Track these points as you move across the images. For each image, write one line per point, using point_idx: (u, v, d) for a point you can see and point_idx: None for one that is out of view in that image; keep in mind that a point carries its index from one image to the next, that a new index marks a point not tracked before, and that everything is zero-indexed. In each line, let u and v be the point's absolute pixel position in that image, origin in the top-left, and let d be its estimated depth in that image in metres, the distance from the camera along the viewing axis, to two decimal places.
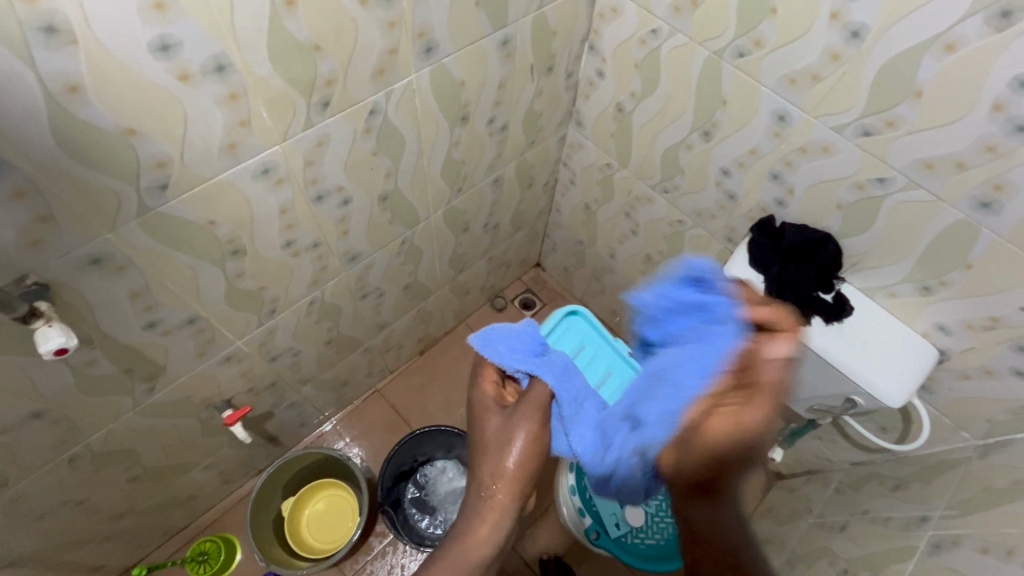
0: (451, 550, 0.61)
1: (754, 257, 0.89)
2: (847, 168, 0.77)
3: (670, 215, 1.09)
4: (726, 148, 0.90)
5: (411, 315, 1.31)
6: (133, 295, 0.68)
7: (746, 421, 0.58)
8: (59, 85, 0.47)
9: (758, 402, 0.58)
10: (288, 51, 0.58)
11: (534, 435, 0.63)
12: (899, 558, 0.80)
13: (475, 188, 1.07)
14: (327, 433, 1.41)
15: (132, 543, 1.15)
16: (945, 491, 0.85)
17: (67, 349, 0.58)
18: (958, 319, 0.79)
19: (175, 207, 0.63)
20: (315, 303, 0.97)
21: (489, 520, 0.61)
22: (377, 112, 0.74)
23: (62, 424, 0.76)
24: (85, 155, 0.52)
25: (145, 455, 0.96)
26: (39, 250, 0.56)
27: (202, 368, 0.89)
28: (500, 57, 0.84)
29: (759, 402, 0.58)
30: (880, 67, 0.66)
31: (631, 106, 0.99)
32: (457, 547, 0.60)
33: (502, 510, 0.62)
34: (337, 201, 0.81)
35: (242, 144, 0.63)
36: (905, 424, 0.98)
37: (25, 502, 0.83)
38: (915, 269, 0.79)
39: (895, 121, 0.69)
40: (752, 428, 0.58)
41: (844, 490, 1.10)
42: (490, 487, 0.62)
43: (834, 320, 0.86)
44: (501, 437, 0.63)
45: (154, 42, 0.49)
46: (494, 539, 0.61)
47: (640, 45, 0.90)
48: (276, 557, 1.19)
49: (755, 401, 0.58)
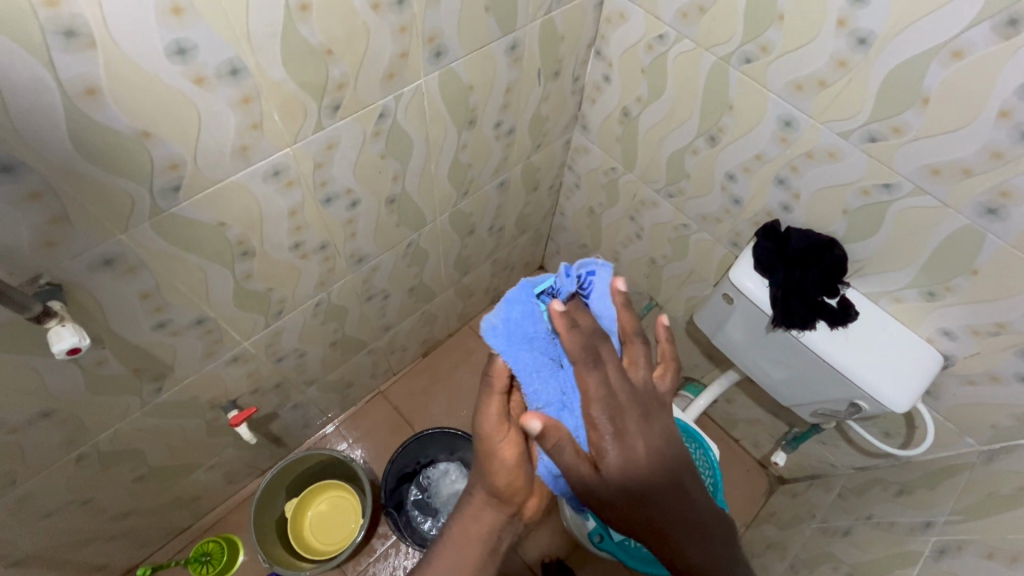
0: (444, 549, 0.61)
1: (759, 261, 0.90)
2: (853, 173, 0.78)
3: (674, 219, 1.09)
4: (731, 153, 0.90)
5: (415, 318, 1.31)
6: (143, 295, 0.69)
7: (650, 448, 0.57)
8: (78, 88, 0.47)
9: (634, 433, 0.56)
10: (301, 55, 0.59)
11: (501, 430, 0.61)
12: (904, 564, 0.80)
13: (481, 191, 1.08)
14: (330, 435, 1.41)
15: (135, 543, 1.15)
16: (949, 496, 0.85)
17: (79, 349, 0.59)
18: (963, 324, 0.79)
19: (187, 208, 0.63)
20: (322, 304, 0.98)
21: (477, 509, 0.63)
22: (386, 115, 0.75)
23: (71, 423, 0.77)
24: (100, 157, 0.53)
25: (151, 455, 0.96)
26: (53, 251, 0.57)
27: (209, 369, 0.89)
28: (508, 61, 0.85)
29: (636, 434, 0.56)
30: (887, 73, 0.67)
31: (637, 110, 1.00)
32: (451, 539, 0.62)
33: (486, 508, 0.63)
34: (345, 203, 0.82)
35: (253, 146, 0.63)
36: (909, 429, 0.98)
37: (32, 501, 0.83)
38: (920, 274, 0.80)
39: (901, 127, 0.69)
40: (633, 458, 0.55)
41: (848, 494, 1.10)
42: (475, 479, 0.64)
43: (838, 325, 0.86)
44: (476, 438, 0.62)
45: (171, 46, 0.49)
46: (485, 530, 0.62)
47: (647, 50, 0.90)
48: (278, 558, 1.19)
49: (622, 433, 0.55)
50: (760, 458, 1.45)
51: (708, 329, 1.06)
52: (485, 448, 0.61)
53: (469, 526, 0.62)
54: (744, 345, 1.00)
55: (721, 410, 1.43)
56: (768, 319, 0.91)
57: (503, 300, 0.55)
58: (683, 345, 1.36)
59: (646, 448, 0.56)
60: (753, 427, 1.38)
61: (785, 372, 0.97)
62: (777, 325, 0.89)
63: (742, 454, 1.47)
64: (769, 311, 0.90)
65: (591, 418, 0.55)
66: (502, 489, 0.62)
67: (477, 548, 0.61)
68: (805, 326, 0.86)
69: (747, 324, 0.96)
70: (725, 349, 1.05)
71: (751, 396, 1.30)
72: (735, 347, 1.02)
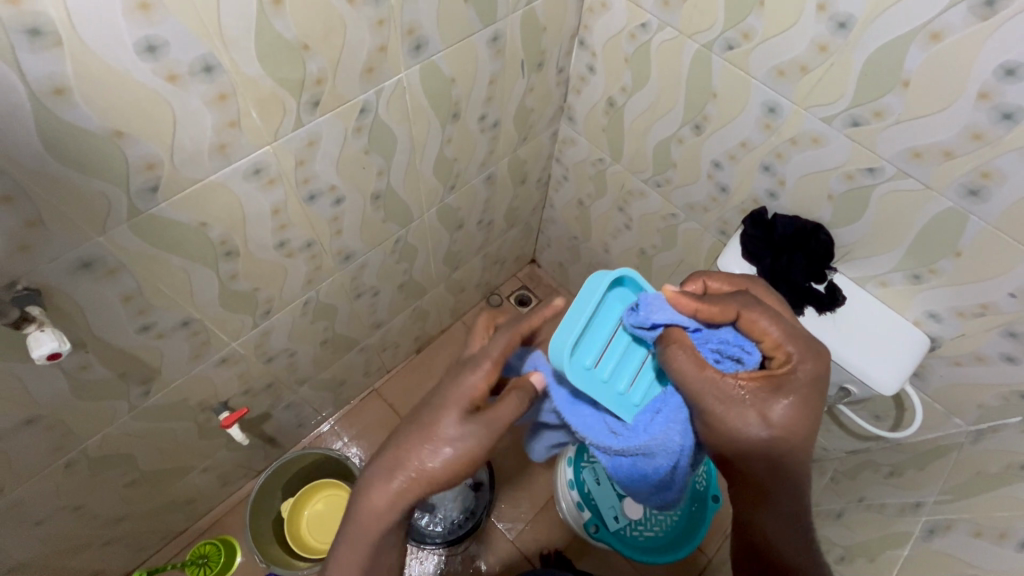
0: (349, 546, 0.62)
1: (746, 248, 0.90)
2: (837, 158, 0.78)
3: (663, 209, 1.09)
4: (717, 141, 0.90)
5: (406, 314, 1.30)
6: (125, 298, 0.68)
7: (787, 427, 0.59)
8: (45, 88, 0.46)
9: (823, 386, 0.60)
10: (276, 50, 0.58)
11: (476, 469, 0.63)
12: (895, 544, 0.80)
13: (468, 185, 1.07)
14: (325, 434, 1.41)
15: (131, 547, 1.15)
16: (937, 477, 0.86)
17: (59, 354, 0.58)
18: (948, 306, 0.80)
19: (166, 209, 0.62)
20: (310, 303, 0.97)
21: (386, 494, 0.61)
22: (368, 110, 0.74)
23: (57, 429, 0.76)
24: (74, 158, 0.52)
25: (142, 459, 0.95)
26: (29, 255, 0.56)
27: (197, 371, 0.89)
28: (490, 53, 0.84)
29: (779, 412, 0.59)
30: (868, 56, 0.67)
31: (622, 100, 0.99)
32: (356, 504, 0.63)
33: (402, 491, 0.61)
34: (330, 200, 0.81)
35: (232, 144, 0.62)
36: (898, 411, 0.99)
37: (22, 509, 0.82)
38: (905, 258, 0.80)
39: (882, 111, 0.69)
40: (816, 414, 0.60)
41: (840, 478, 1.11)
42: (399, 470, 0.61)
43: (826, 310, 0.87)
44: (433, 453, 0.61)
45: (140, 43, 0.48)
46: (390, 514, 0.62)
47: (630, 39, 0.90)
48: (276, 557, 1.19)
49: (781, 406, 0.59)
50: None
51: None
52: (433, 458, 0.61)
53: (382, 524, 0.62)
54: None
55: None
56: None
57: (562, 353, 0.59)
58: None
59: (784, 427, 0.59)
60: None
61: None
62: None
63: None
64: None
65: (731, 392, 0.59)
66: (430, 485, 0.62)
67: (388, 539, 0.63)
68: (793, 313, 0.87)
69: None
70: None
71: None
72: None
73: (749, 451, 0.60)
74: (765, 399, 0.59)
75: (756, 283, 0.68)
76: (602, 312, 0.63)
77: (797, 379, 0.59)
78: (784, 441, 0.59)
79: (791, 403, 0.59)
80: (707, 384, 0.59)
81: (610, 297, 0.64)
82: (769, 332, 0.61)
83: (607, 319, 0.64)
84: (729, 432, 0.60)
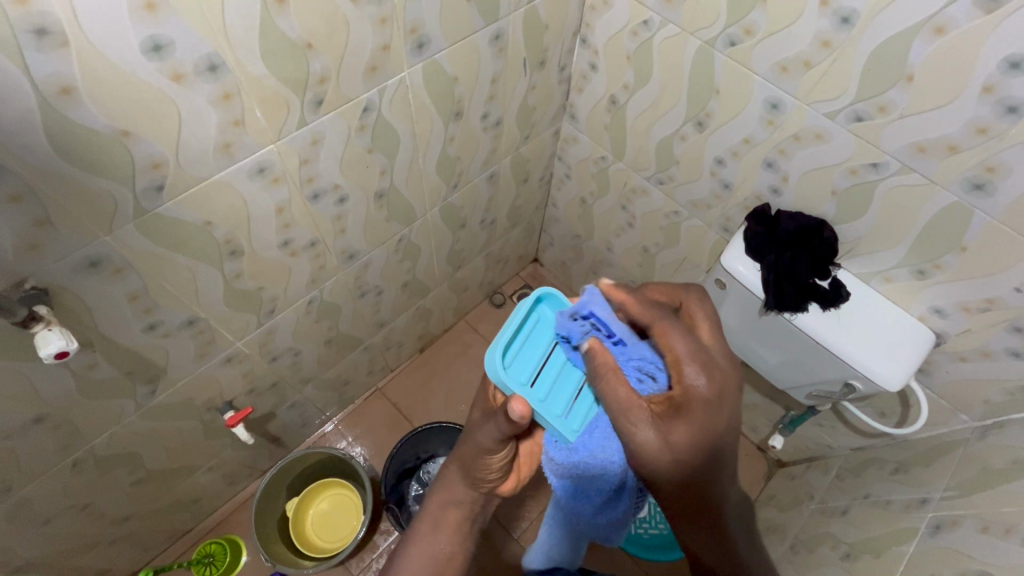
0: (421, 523, 0.70)
1: (750, 244, 0.90)
2: (841, 154, 0.78)
3: (666, 206, 1.09)
4: (720, 138, 0.90)
5: (409, 313, 1.31)
6: (132, 297, 0.69)
7: (691, 450, 0.57)
8: (53, 87, 0.47)
9: (727, 402, 0.58)
10: (280, 49, 0.58)
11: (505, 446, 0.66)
12: (901, 540, 0.80)
13: (471, 184, 1.07)
14: (329, 434, 1.41)
15: (137, 547, 1.15)
16: (943, 473, 0.85)
17: (67, 352, 0.59)
18: (954, 302, 0.80)
19: (172, 208, 0.63)
20: (314, 302, 0.97)
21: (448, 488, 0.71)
22: (371, 109, 0.74)
23: (65, 428, 0.76)
24: (81, 157, 0.52)
25: (148, 458, 0.96)
26: (36, 254, 0.56)
27: (203, 370, 0.89)
28: (492, 52, 0.84)
29: (682, 436, 0.56)
30: (872, 51, 0.67)
31: (624, 98, 0.99)
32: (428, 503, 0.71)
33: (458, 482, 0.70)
34: (333, 199, 0.81)
35: (236, 143, 0.63)
36: (903, 408, 0.98)
37: (29, 508, 0.83)
38: (910, 253, 0.80)
39: (886, 106, 0.69)
40: (719, 437, 0.57)
41: (845, 475, 1.11)
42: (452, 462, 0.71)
43: (830, 306, 0.86)
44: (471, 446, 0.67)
45: (146, 43, 0.49)
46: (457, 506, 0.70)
47: (632, 36, 0.90)
48: (281, 556, 1.20)
49: (687, 428, 0.56)
50: (759, 443, 1.45)
51: None
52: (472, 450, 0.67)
53: (445, 497, 0.70)
54: (738, 330, 1.01)
55: None
56: (761, 303, 0.91)
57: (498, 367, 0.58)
58: None
59: (688, 449, 0.57)
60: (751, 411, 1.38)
61: (780, 355, 0.97)
62: (769, 309, 0.89)
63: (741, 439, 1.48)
64: (762, 295, 0.90)
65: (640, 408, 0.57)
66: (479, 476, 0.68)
67: (452, 515, 0.70)
68: (797, 309, 0.87)
69: (740, 309, 0.97)
70: None
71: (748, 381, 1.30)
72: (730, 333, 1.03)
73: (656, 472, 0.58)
74: (669, 419, 0.56)
75: (688, 289, 0.66)
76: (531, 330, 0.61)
77: (697, 401, 0.57)
78: (688, 460, 0.57)
79: (688, 424, 0.56)
80: (619, 404, 0.56)
81: (539, 316, 0.62)
82: (674, 348, 0.59)
83: (540, 337, 0.62)
84: (636, 454, 0.57)
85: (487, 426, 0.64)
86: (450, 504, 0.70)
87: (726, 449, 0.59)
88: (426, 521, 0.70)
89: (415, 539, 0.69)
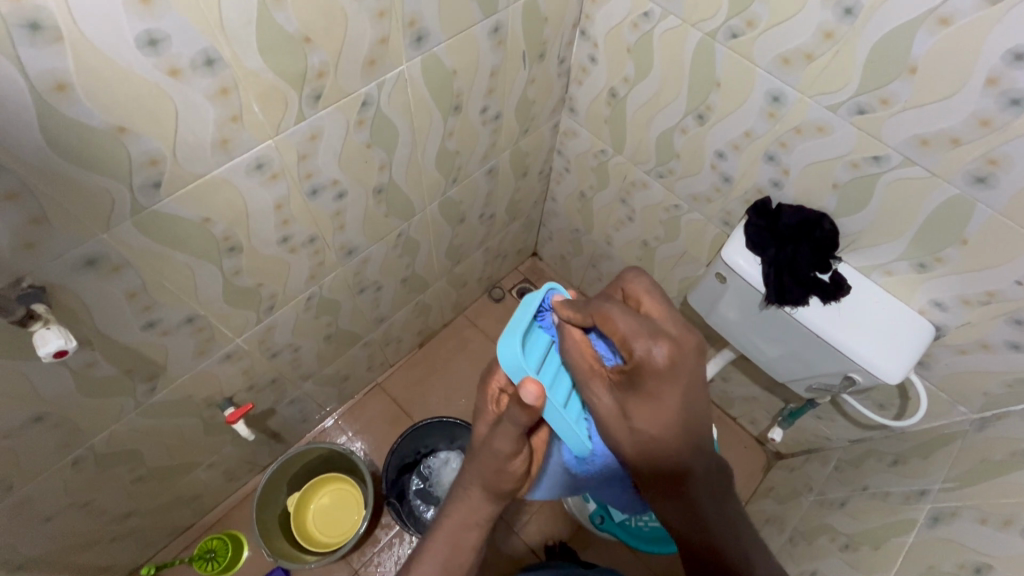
0: (439, 540, 0.67)
1: (751, 238, 0.90)
2: (842, 147, 0.77)
3: (666, 200, 1.09)
4: (721, 131, 0.90)
5: (409, 308, 1.30)
6: (130, 295, 0.68)
7: (652, 419, 0.58)
8: (47, 84, 0.46)
9: (683, 370, 0.57)
10: (276, 43, 0.57)
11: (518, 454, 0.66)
12: (899, 532, 0.81)
13: (470, 178, 1.07)
14: (329, 429, 1.41)
15: (139, 543, 1.16)
16: (942, 464, 0.86)
17: (66, 351, 0.59)
18: (954, 294, 0.80)
19: (170, 205, 0.62)
20: (313, 298, 0.97)
21: (468, 504, 0.69)
22: (369, 103, 0.73)
23: (64, 426, 0.76)
24: (76, 154, 0.52)
25: (148, 455, 0.95)
26: (33, 253, 0.56)
27: (202, 367, 0.89)
28: (491, 44, 0.83)
29: (641, 404, 0.58)
30: (875, 43, 0.66)
31: (624, 91, 0.99)
32: (443, 523, 0.69)
33: (478, 498, 0.68)
34: (332, 194, 0.81)
35: (234, 139, 0.62)
36: (902, 400, 0.99)
37: (30, 506, 0.83)
38: (911, 247, 0.80)
39: (889, 98, 0.69)
40: (675, 405, 0.57)
41: (844, 467, 1.12)
42: (467, 472, 0.69)
43: (831, 300, 0.86)
44: (485, 452, 0.67)
45: (141, 38, 0.48)
46: (479, 522, 0.68)
47: (633, 28, 0.89)
48: (283, 551, 1.20)
49: (642, 396, 0.57)
50: (758, 435, 1.46)
51: (702, 309, 1.06)
52: (491, 461, 0.66)
53: (467, 517, 0.68)
54: (738, 323, 1.01)
55: (718, 389, 1.44)
56: (762, 297, 0.91)
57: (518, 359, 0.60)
58: None
59: (653, 417, 0.58)
60: (749, 404, 1.39)
61: (780, 348, 0.97)
62: (770, 302, 0.89)
63: (740, 431, 1.49)
64: (762, 289, 0.90)
65: (595, 373, 0.60)
66: (500, 487, 0.68)
67: (471, 535, 0.68)
68: (798, 302, 0.87)
69: (740, 303, 0.97)
70: (720, 328, 1.06)
71: (747, 373, 1.31)
72: (730, 326, 1.03)
73: (617, 444, 0.60)
74: (625, 391, 0.58)
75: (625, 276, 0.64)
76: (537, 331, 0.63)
77: (651, 371, 0.56)
78: (649, 434, 0.58)
79: (649, 395, 0.57)
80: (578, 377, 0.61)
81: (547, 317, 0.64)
82: (617, 326, 0.57)
83: (546, 338, 0.64)
84: (599, 420, 0.60)
85: (501, 430, 0.64)
86: (467, 525, 0.68)
87: (693, 420, 0.59)
88: (443, 540, 0.67)
89: (429, 559, 0.66)
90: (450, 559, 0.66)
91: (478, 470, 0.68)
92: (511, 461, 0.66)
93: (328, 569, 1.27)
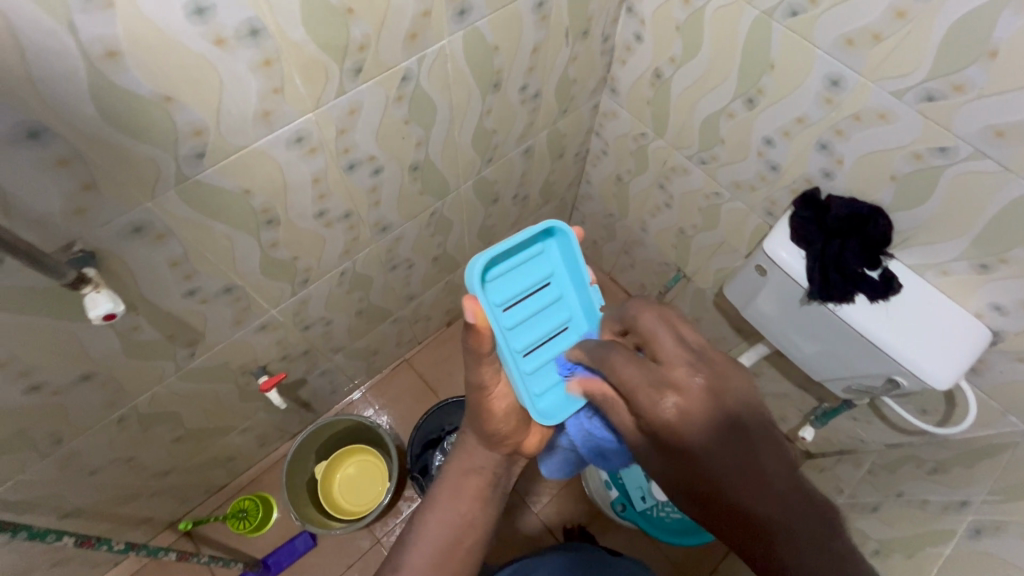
0: (442, 491, 0.68)
1: (796, 230, 0.87)
2: (904, 136, 0.73)
3: (707, 186, 1.05)
4: (771, 117, 0.85)
5: (439, 287, 1.31)
6: (173, 263, 0.70)
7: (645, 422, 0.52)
8: (98, 51, 0.46)
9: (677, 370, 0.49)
10: (320, 14, 0.56)
11: (498, 382, 0.66)
12: (936, 542, 0.78)
13: (506, 158, 1.05)
14: (357, 401, 1.44)
15: (177, 498, 1.21)
16: (988, 475, 0.82)
17: (114, 314, 0.60)
18: (1016, 298, 0.75)
19: (212, 175, 0.63)
20: (347, 273, 0.98)
21: (472, 448, 0.70)
22: (409, 78, 0.72)
23: (110, 385, 0.79)
24: (124, 123, 0.52)
25: (187, 417, 0.99)
26: (83, 218, 0.57)
27: (238, 336, 0.91)
28: (535, 20, 0.81)
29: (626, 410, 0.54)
30: (952, 23, 0.61)
31: (670, 72, 0.95)
32: (449, 473, 0.69)
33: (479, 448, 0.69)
34: (369, 170, 0.80)
35: (275, 111, 0.62)
36: (948, 407, 0.94)
37: (78, 458, 0.87)
38: (973, 246, 0.75)
39: (963, 84, 0.64)
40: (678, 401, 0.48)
41: (878, 471, 1.08)
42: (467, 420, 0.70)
43: (880, 298, 0.82)
44: (472, 393, 0.66)
45: (189, 6, 0.48)
46: (484, 468, 0.69)
47: (683, 5, 0.85)
48: (312, 517, 1.24)
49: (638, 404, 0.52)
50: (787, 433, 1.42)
51: (739, 301, 1.03)
52: (479, 400, 0.66)
53: (466, 463, 0.69)
54: (775, 318, 0.97)
55: None
56: (804, 293, 0.88)
57: (478, 285, 0.62)
58: (710, 317, 1.32)
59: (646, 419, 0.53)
60: (781, 401, 1.35)
61: (819, 346, 0.94)
62: (813, 298, 0.85)
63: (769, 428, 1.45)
64: (805, 284, 0.86)
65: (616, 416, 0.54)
66: (494, 434, 0.68)
67: (473, 481, 0.68)
68: (843, 300, 0.83)
69: (780, 297, 0.93)
70: (756, 323, 1.02)
71: (781, 370, 1.27)
72: (766, 321, 1.00)
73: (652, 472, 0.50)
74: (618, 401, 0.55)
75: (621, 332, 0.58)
76: (526, 266, 0.68)
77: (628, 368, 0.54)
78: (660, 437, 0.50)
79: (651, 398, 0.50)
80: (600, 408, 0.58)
81: (546, 250, 0.70)
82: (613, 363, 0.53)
83: (536, 270, 0.69)
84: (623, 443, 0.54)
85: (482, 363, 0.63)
86: (467, 473, 0.69)
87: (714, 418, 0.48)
88: (447, 489, 0.68)
89: (434, 506, 0.67)
90: (454, 504, 0.67)
91: (473, 418, 0.68)
92: (493, 396, 0.66)
93: (351, 536, 1.31)
